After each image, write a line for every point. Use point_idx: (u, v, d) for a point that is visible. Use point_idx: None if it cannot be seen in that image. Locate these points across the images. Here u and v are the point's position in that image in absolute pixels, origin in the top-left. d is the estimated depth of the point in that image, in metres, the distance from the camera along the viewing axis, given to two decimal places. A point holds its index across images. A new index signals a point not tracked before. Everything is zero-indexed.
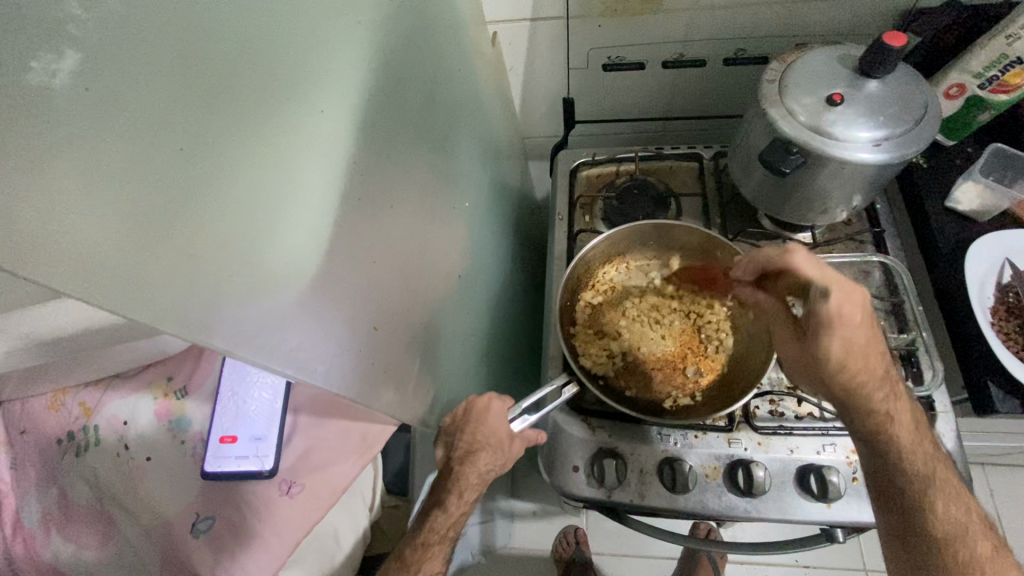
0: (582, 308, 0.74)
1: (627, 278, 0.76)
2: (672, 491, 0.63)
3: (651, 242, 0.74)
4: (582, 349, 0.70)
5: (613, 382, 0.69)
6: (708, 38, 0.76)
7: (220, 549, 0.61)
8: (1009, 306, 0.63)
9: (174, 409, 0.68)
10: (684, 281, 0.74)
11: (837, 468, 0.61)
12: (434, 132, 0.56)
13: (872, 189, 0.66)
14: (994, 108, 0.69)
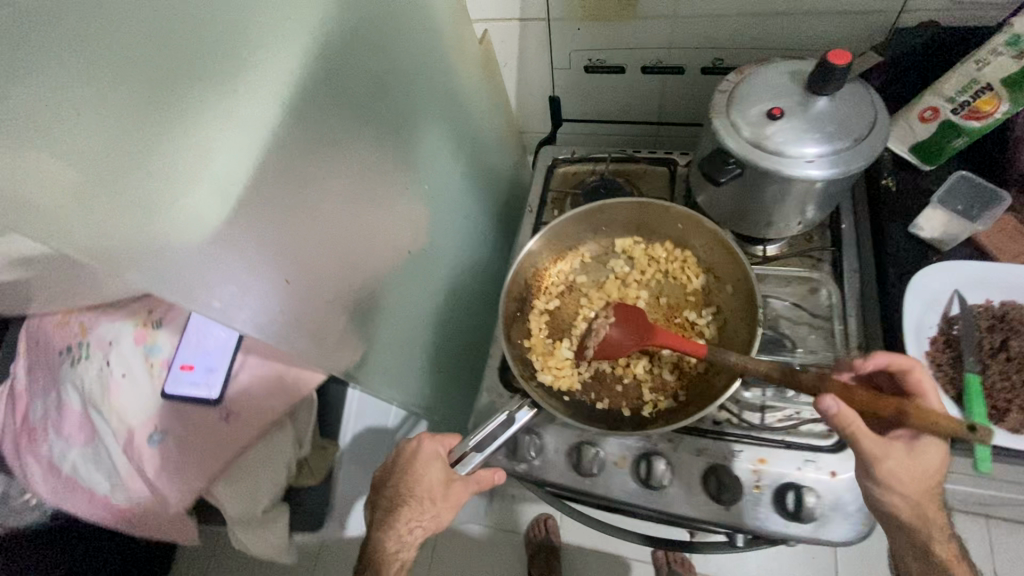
0: (540, 318, 0.77)
1: (583, 272, 0.80)
2: (578, 473, 0.66)
3: (602, 227, 0.80)
4: (541, 366, 0.73)
5: (582, 395, 0.72)
6: (685, 46, 0.78)
7: (170, 456, 0.73)
8: (949, 337, 0.62)
9: (150, 337, 0.78)
10: (646, 262, 0.79)
11: (739, 473, 0.62)
12: (383, 117, 0.62)
13: (823, 201, 0.65)
14: (968, 137, 0.66)
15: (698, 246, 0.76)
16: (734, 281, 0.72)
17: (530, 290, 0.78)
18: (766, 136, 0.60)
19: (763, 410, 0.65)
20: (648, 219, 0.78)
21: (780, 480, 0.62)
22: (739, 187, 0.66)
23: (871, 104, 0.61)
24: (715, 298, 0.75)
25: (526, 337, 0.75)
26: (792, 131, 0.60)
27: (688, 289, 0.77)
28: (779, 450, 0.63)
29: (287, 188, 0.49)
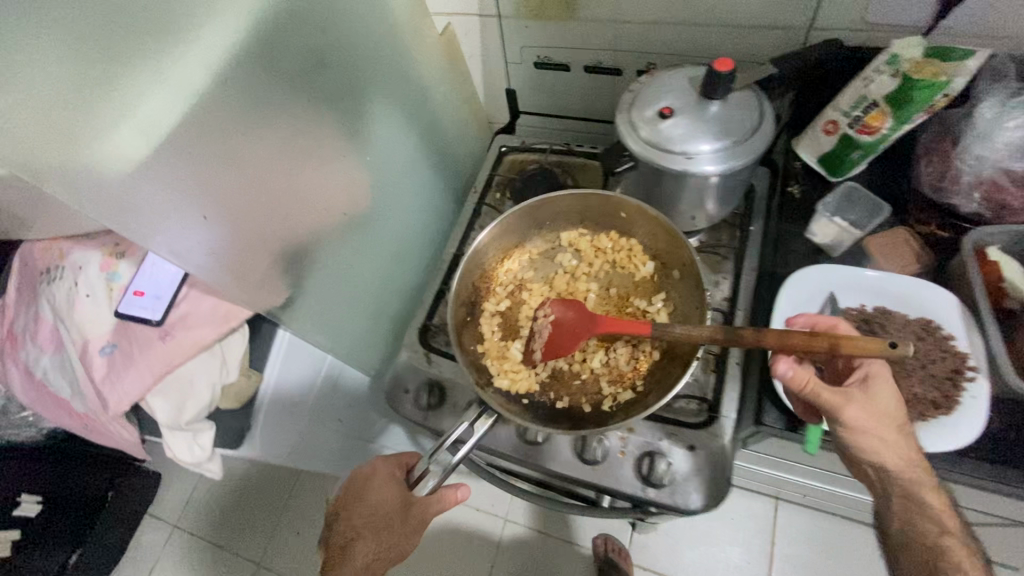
0: (495, 321, 0.80)
1: (532, 267, 0.84)
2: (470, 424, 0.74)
3: (547, 223, 0.84)
4: (496, 370, 0.76)
5: (541, 396, 0.74)
6: (621, 49, 0.84)
7: (112, 368, 0.81)
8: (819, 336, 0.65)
9: (113, 265, 0.86)
10: (593, 253, 0.83)
11: (608, 439, 0.69)
12: (320, 90, 0.71)
13: (718, 195, 0.71)
14: (864, 149, 0.69)
15: (640, 233, 0.81)
16: (681, 265, 0.76)
17: (481, 294, 0.82)
18: (668, 133, 0.66)
19: None
20: (593, 210, 0.82)
21: (646, 447, 0.67)
22: (645, 179, 0.72)
23: (761, 105, 0.66)
24: (664, 284, 0.79)
25: (480, 343, 0.78)
26: (686, 127, 0.66)
27: (637, 277, 0.81)
28: (651, 422, 0.68)
29: (213, 141, 0.57)
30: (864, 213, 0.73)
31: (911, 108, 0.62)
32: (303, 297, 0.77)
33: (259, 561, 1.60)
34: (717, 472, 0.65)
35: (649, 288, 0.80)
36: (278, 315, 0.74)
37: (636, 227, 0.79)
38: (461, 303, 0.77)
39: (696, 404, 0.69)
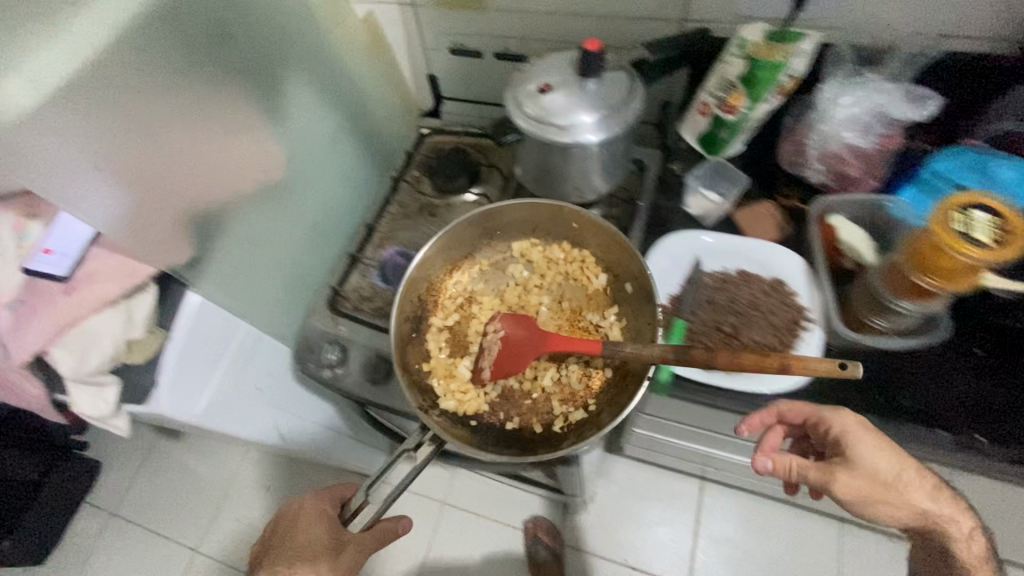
0: (446, 335, 0.83)
1: (483, 279, 0.87)
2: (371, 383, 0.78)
3: (498, 233, 0.86)
4: (444, 390, 0.80)
5: (490, 416, 0.79)
6: (525, 37, 0.91)
7: (18, 321, 0.82)
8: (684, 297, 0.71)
9: (26, 225, 0.87)
10: (545, 266, 0.86)
11: None
12: (228, 60, 0.76)
13: (598, 166, 0.77)
14: (730, 129, 0.75)
15: (591, 245, 0.84)
16: (632, 279, 0.78)
17: (432, 305, 0.85)
18: (549, 106, 0.72)
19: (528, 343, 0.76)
20: (544, 221, 0.84)
21: None
22: (536, 152, 0.77)
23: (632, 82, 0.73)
24: (615, 296, 0.83)
25: (426, 360, 0.81)
26: (565, 101, 0.71)
27: (589, 289, 0.84)
28: None
29: (108, 94, 0.60)
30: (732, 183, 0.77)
31: (760, 86, 0.69)
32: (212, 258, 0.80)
33: (196, 547, 1.60)
34: None
35: (602, 300, 0.84)
36: (184, 273, 0.77)
37: (587, 239, 0.83)
38: (405, 318, 0.79)
39: None
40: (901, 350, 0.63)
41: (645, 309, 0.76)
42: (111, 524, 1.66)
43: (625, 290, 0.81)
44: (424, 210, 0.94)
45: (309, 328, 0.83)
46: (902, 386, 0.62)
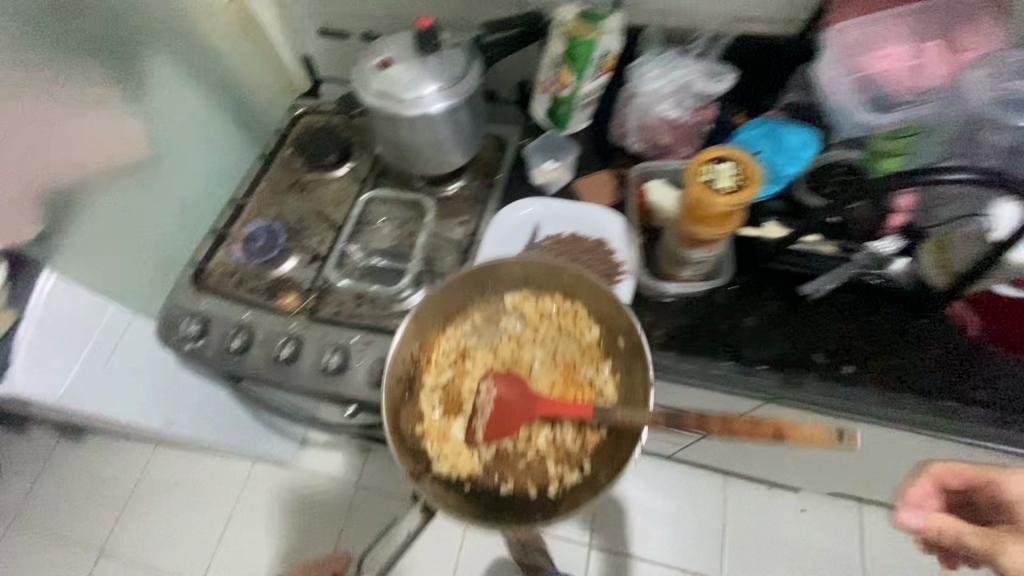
0: (433, 397, 0.65)
1: (473, 333, 0.68)
2: (234, 352, 0.80)
3: (491, 286, 0.68)
4: (436, 454, 0.63)
5: (484, 480, 0.62)
6: (386, 19, 0.95)
7: None
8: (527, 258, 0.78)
9: None
10: (538, 315, 0.68)
11: (347, 352, 0.77)
12: (72, 35, 0.76)
13: (447, 139, 0.83)
14: (564, 103, 0.81)
15: (585, 294, 0.66)
16: (627, 333, 0.62)
17: (416, 372, 0.65)
18: (391, 84, 0.76)
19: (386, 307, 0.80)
20: (539, 274, 0.67)
21: (382, 355, 0.77)
22: (384, 127, 0.81)
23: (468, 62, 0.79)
24: (611, 350, 0.65)
25: (417, 421, 0.64)
26: (405, 77, 0.76)
27: (584, 343, 0.66)
28: (387, 334, 0.78)
29: None
30: (562, 152, 0.83)
31: (580, 62, 0.76)
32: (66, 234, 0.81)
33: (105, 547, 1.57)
34: None
35: (596, 355, 0.66)
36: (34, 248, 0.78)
37: (578, 288, 0.64)
38: (398, 382, 0.62)
39: None
40: (699, 293, 0.74)
41: (637, 367, 0.61)
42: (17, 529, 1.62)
43: (617, 346, 0.64)
44: (294, 184, 0.96)
45: (174, 305, 0.85)
46: (693, 323, 0.73)
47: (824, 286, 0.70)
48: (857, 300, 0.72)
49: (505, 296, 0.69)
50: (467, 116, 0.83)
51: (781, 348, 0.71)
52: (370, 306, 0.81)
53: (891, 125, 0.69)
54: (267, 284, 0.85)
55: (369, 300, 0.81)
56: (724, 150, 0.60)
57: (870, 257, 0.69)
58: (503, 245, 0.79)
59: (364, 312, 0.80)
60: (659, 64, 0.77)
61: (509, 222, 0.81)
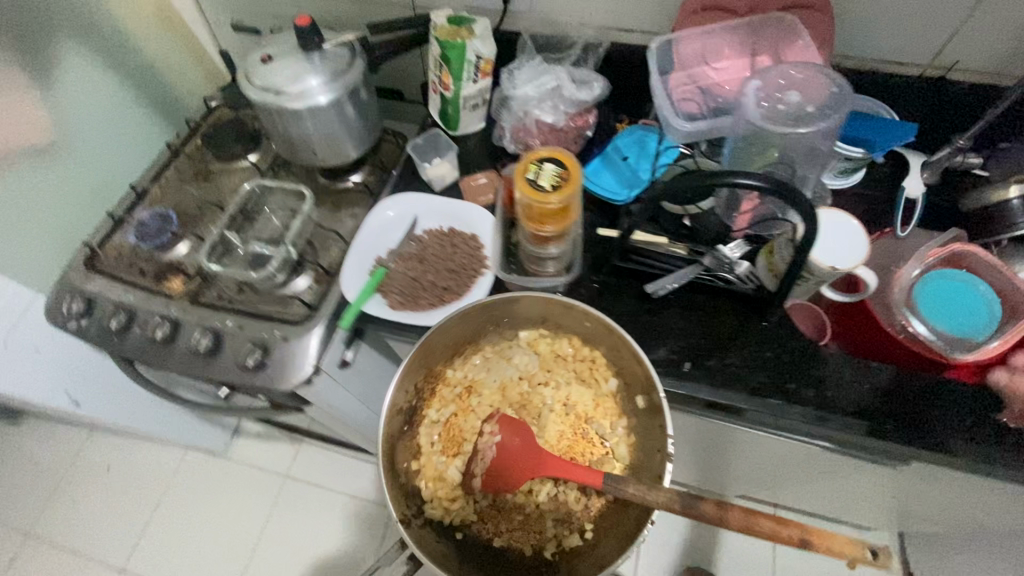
0: (444, 430, 0.77)
1: (485, 368, 0.79)
2: (114, 331, 0.82)
3: (503, 322, 0.77)
4: (431, 495, 0.74)
5: (479, 526, 0.73)
6: (293, 17, 0.99)
7: None
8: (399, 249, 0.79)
9: None
10: (553, 358, 0.79)
11: (221, 335, 0.80)
12: None
13: (333, 134, 0.86)
14: (450, 103, 0.84)
15: (604, 350, 0.74)
16: (641, 389, 0.70)
17: (424, 393, 0.77)
18: (273, 79, 0.79)
19: (266, 293, 0.83)
20: (551, 314, 0.75)
21: (252, 340, 0.79)
22: (268, 120, 0.84)
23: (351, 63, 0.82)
24: (625, 407, 0.75)
25: (415, 457, 0.75)
26: (286, 74, 0.79)
27: (598, 393, 0.77)
28: (261, 320, 0.80)
29: None
30: (438, 150, 0.86)
31: (454, 65, 0.79)
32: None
33: (29, 533, 1.57)
34: (309, 355, 0.78)
35: (610, 407, 0.77)
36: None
37: (597, 342, 0.73)
38: (400, 413, 0.72)
39: (303, 309, 0.82)
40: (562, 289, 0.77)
41: (654, 433, 0.67)
42: None
43: (635, 405, 0.72)
44: (199, 175, 0.98)
45: (63, 285, 0.87)
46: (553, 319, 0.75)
47: (675, 282, 0.72)
48: (706, 302, 0.75)
49: (525, 338, 0.79)
50: (357, 113, 0.86)
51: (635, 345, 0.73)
52: (251, 291, 0.84)
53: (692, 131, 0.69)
54: (156, 269, 0.88)
55: (252, 285, 0.84)
56: (543, 150, 0.64)
57: (719, 259, 0.72)
58: (377, 235, 0.80)
59: (244, 297, 0.83)
60: (531, 73, 0.80)
61: (384, 216, 0.81)
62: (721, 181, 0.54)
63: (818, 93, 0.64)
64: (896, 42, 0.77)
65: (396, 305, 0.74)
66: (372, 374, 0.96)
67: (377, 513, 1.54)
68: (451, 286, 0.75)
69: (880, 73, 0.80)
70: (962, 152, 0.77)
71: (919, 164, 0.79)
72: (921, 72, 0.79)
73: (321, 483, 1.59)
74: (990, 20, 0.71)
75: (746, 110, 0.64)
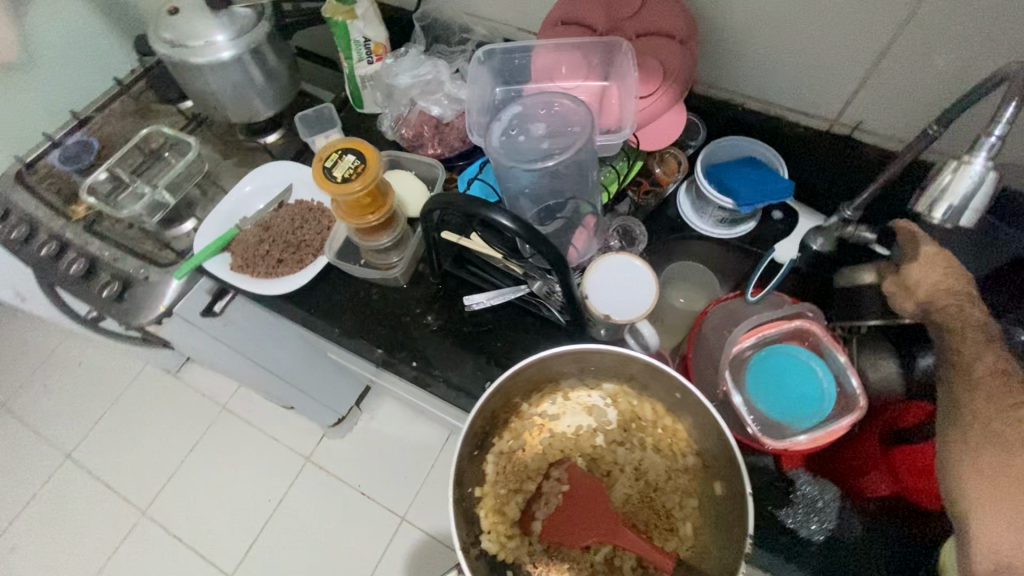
0: (515, 467, 0.68)
1: (560, 411, 0.70)
2: (17, 240, 0.89)
3: (591, 368, 0.65)
4: (488, 526, 0.65)
5: (528, 568, 0.65)
6: None
7: None
8: (261, 214, 0.82)
9: None
10: (630, 417, 0.68)
11: (96, 261, 0.84)
12: None
13: (237, 91, 0.87)
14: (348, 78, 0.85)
15: (692, 425, 0.63)
16: (724, 478, 0.58)
17: (498, 428, 0.68)
18: (176, 34, 0.81)
19: (153, 231, 0.88)
20: (636, 373, 0.63)
21: (118, 274, 0.84)
22: (176, 72, 0.86)
23: (259, 26, 0.84)
24: (701, 489, 0.63)
25: (481, 485, 0.66)
26: (189, 27, 0.81)
27: (674, 465, 0.65)
28: (132, 256, 0.85)
29: None
30: (321, 126, 0.87)
31: (342, 40, 0.80)
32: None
33: (4, 403, 1.77)
34: (169, 296, 0.83)
35: (685, 485, 0.64)
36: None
37: (689, 415, 0.62)
38: (473, 440, 0.63)
39: (173, 253, 0.86)
40: (407, 285, 0.77)
41: (731, 535, 0.56)
42: None
43: (712, 490, 0.61)
44: (137, 111, 1.03)
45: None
46: (377, 310, 0.76)
47: (488, 299, 0.72)
48: (530, 325, 0.73)
49: (604, 386, 0.68)
50: (265, 75, 0.88)
51: (444, 352, 0.73)
52: (139, 226, 0.88)
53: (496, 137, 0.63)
54: (68, 191, 0.94)
55: (140, 221, 0.88)
56: (342, 141, 0.64)
57: (545, 289, 0.69)
58: (241, 201, 0.84)
59: (130, 230, 0.88)
60: (411, 62, 0.80)
61: (254, 183, 0.86)
62: (478, 213, 0.53)
63: (568, 130, 0.62)
64: (801, 89, 0.70)
65: (237, 268, 0.77)
66: (251, 327, 0.99)
67: (293, 459, 1.61)
68: (286, 260, 0.77)
69: (783, 122, 0.74)
70: (849, 226, 0.67)
71: (806, 228, 0.74)
72: (828, 127, 0.72)
73: (252, 420, 1.68)
74: (892, 80, 0.63)
75: (491, 132, 0.63)
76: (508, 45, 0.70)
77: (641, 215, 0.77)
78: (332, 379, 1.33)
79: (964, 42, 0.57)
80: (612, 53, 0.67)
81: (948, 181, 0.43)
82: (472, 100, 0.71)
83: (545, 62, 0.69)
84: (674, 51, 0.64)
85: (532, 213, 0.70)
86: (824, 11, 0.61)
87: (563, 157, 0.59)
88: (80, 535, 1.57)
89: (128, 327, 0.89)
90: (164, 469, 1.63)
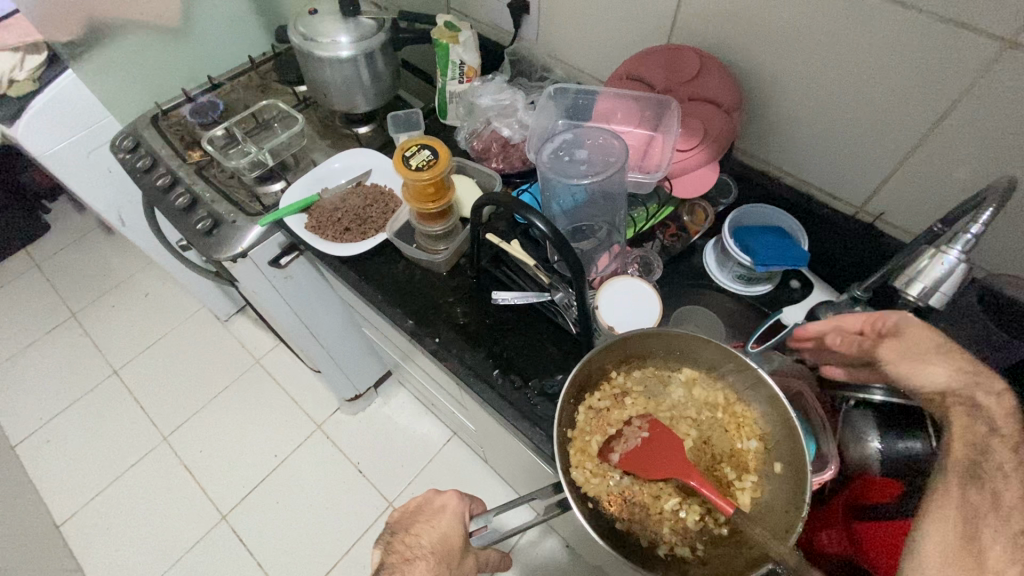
0: (600, 424, 0.68)
1: (642, 383, 0.70)
2: (144, 169, 1.06)
3: (675, 352, 0.68)
4: (575, 462, 0.65)
5: (608, 509, 0.63)
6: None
7: None
8: (340, 189, 0.95)
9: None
10: (705, 402, 0.69)
11: (200, 202, 1.00)
12: None
13: (347, 86, 1.02)
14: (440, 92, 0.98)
15: (762, 412, 0.64)
16: (788, 460, 0.60)
17: (588, 384, 0.69)
18: (309, 29, 0.97)
19: (251, 185, 1.03)
20: (716, 358, 0.66)
21: (212, 213, 0.98)
22: (301, 61, 1.02)
23: (378, 36, 0.99)
24: (761, 469, 0.63)
25: (571, 427, 0.66)
26: (322, 28, 0.97)
27: (736, 447, 0.66)
28: (228, 202, 0.99)
29: None
30: (406, 127, 1.01)
31: (443, 62, 0.95)
32: (88, 50, 1.10)
33: (75, 313, 1.99)
34: (249, 239, 0.95)
35: (745, 465, 0.65)
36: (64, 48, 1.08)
37: (759, 402, 0.64)
38: (573, 384, 0.64)
39: (260, 207, 1.00)
40: (447, 275, 0.87)
41: (791, 502, 0.57)
42: (32, 272, 2.10)
43: (772, 470, 0.62)
44: (260, 87, 1.21)
45: (133, 125, 1.13)
46: (417, 290, 0.86)
47: (514, 298, 0.80)
48: (546, 330, 0.81)
49: (684, 366, 0.70)
50: (372, 76, 1.03)
51: (466, 337, 0.81)
52: (241, 180, 1.04)
53: (562, 143, 0.78)
54: (189, 138, 1.11)
55: (241, 176, 1.03)
56: (422, 138, 0.76)
57: (565, 301, 0.78)
58: (328, 173, 0.98)
59: (232, 182, 1.03)
60: (495, 88, 0.93)
61: (338, 161, 1.00)
62: (520, 215, 0.62)
63: (605, 161, 0.75)
64: (833, 174, 0.77)
65: (313, 227, 0.90)
66: (306, 286, 1.11)
67: (306, 424, 1.72)
68: (352, 229, 0.90)
69: (815, 201, 0.81)
70: (858, 305, 0.70)
71: (817, 301, 0.79)
72: (854, 213, 0.78)
73: (279, 378, 1.82)
74: (916, 177, 0.69)
75: (543, 150, 0.77)
76: (579, 87, 0.86)
77: (666, 257, 0.85)
78: (359, 352, 1.43)
79: (988, 149, 0.62)
80: (661, 108, 0.78)
81: (925, 266, 0.51)
82: (537, 125, 0.87)
83: (605, 106, 0.81)
84: (716, 116, 0.75)
85: (564, 229, 0.81)
86: (865, 99, 0.68)
87: (594, 179, 0.73)
88: (106, 443, 1.72)
89: (211, 262, 1.02)
90: (195, 404, 1.78)
